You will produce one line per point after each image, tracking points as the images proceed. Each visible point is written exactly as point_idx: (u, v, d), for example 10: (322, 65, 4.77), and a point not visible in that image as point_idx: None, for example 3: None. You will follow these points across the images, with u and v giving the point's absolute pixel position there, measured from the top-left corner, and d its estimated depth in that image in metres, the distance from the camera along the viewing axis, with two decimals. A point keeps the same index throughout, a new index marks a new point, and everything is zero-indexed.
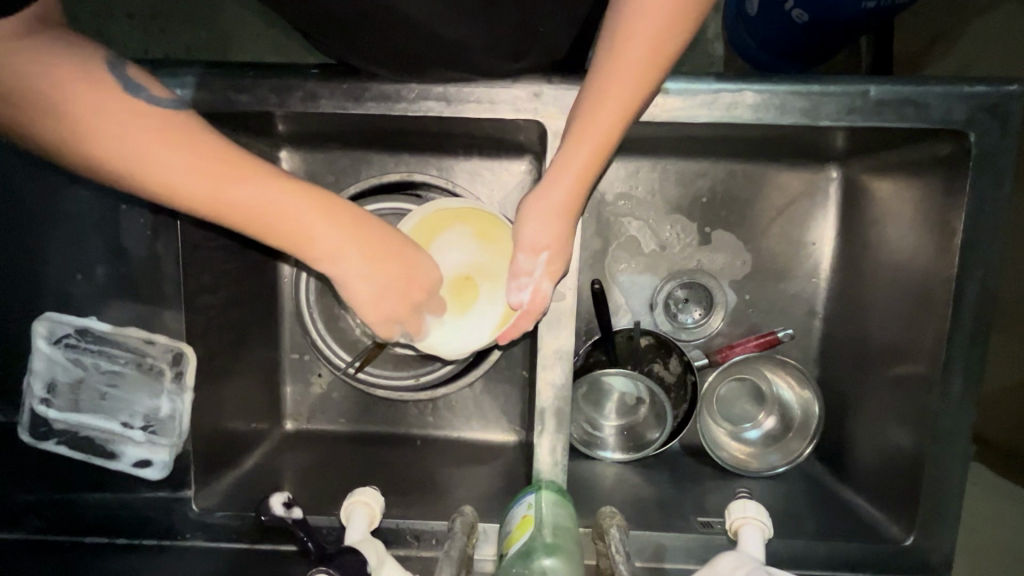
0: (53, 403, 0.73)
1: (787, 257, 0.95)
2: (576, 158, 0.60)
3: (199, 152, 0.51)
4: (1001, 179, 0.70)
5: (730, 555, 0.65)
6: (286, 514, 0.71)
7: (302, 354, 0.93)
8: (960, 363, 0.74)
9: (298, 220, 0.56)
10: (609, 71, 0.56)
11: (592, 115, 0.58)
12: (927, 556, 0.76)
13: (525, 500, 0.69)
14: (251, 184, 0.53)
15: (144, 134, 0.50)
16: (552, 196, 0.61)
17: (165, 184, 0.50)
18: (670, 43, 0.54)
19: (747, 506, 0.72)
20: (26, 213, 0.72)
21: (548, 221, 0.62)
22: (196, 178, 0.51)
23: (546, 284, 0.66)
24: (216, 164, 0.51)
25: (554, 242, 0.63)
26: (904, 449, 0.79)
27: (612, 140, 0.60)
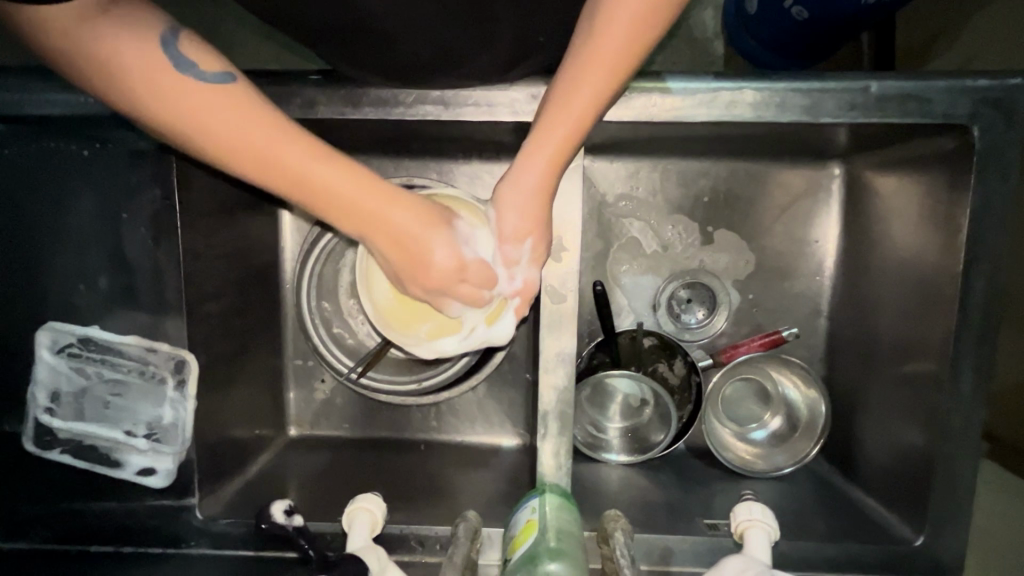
0: (57, 413, 0.74)
1: (790, 256, 0.94)
2: (549, 142, 0.59)
3: (251, 122, 0.51)
4: (1007, 173, 0.69)
5: (736, 559, 0.65)
6: (287, 522, 0.71)
7: (306, 361, 0.94)
8: (968, 361, 0.73)
9: (336, 196, 0.56)
10: (585, 59, 0.55)
11: (566, 101, 0.57)
12: (940, 557, 0.75)
13: (529, 504, 0.69)
14: (294, 158, 0.53)
15: (213, 99, 0.51)
16: (525, 181, 0.61)
17: (229, 139, 0.51)
18: (649, 34, 0.53)
19: (751, 509, 0.71)
20: (29, 225, 0.72)
21: (526, 208, 0.62)
22: (243, 148, 0.52)
23: (533, 270, 0.66)
24: (262, 133, 0.52)
25: (531, 227, 0.63)
26: (916, 448, 0.77)
27: (585, 126, 0.59)
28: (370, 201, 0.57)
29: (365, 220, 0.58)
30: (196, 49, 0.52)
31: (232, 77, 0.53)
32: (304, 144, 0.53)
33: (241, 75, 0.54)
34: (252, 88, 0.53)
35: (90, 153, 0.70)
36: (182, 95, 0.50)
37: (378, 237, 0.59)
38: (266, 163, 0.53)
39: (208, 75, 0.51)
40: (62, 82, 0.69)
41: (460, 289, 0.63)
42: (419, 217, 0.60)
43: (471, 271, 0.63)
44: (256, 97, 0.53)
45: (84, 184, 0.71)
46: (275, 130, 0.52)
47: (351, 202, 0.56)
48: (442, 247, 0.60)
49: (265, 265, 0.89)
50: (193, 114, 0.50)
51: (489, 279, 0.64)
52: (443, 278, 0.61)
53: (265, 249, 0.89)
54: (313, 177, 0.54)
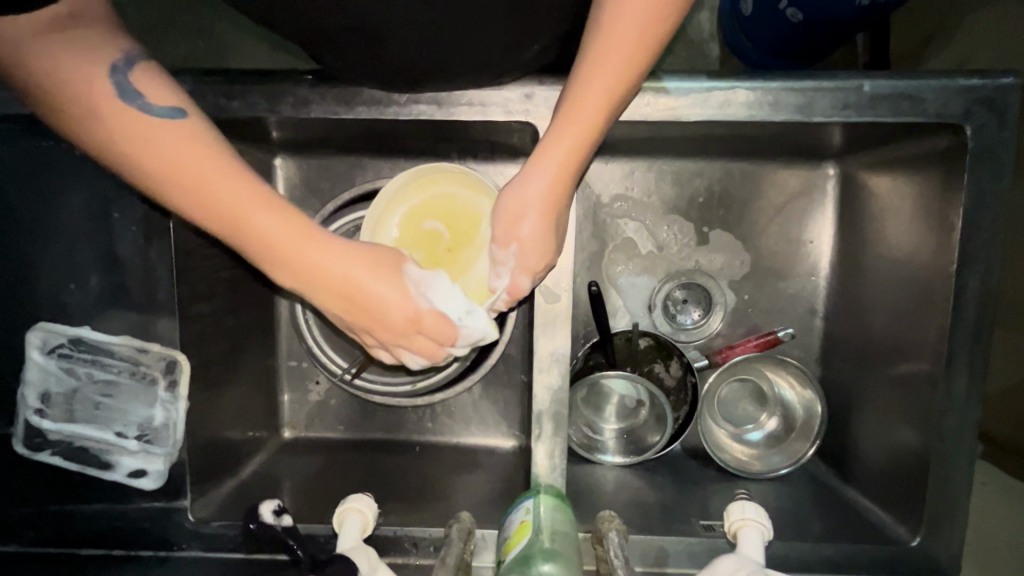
0: (47, 414, 0.73)
1: (785, 256, 0.94)
2: (560, 150, 0.58)
3: (187, 154, 0.51)
4: (1000, 173, 0.69)
5: (731, 558, 0.64)
6: (276, 521, 0.71)
7: (300, 362, 0.93)
8: (963, 360, 0.73)
9: (268, 240, 0.54)
10: (593, 64, 0.55)
11: (575, 108, 0.57)
12: (936, 558, 0.74)
13: (523, 505, 0.69)
14: (227, 195, 0.52)
15: (157, 132, 0.51)
16: (534, 189, 0.60)
17: (165, 171, 0.51)
18: (656, 34, 0.53)
19: (746, 508, 0.71)
20: (19, 224, 0.72)
21: (534, 216, 0.61)
22: (180, 180, 0.51)
23: (524, 277, 0.65)
24: (196, 168, 0.51)
25: (532, 235, 0.62)
26: (911, 449, 0.77)
27: (596, 133, 0.58)
28: (303, 246, 0.55)
29: (304, 263, 0.56)
30: (151, 80, 0.53)
31: (180, 112, 0.53)
32: (241, 181, 0.52)
33: (194, 111, 0.54)
34: (202, 124, 0.53)
35: (82, 151, 0.70)
36: (124, 123, 0.50)
37: (320, 287, 0.57)
38: (195, 196, 0.52)
39: (157, 108, 0.52)
40: None
41: (414, 338, 0.60)
42: (364, 262, 0.58)
43: (426, 322, 0.60)
44: (202, 131, 0.53)
45: (76, 184, 0.71)
46: (210, 165, 0.51)
47: (280, 244, 0.54)
48: (387, 302, 0.58)
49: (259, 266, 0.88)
50: (134, 145, 0.50)
51: (431, 346, 0.61)
52: (393, 326, 0.59)
53: None
54: (245, 218, 0.53)
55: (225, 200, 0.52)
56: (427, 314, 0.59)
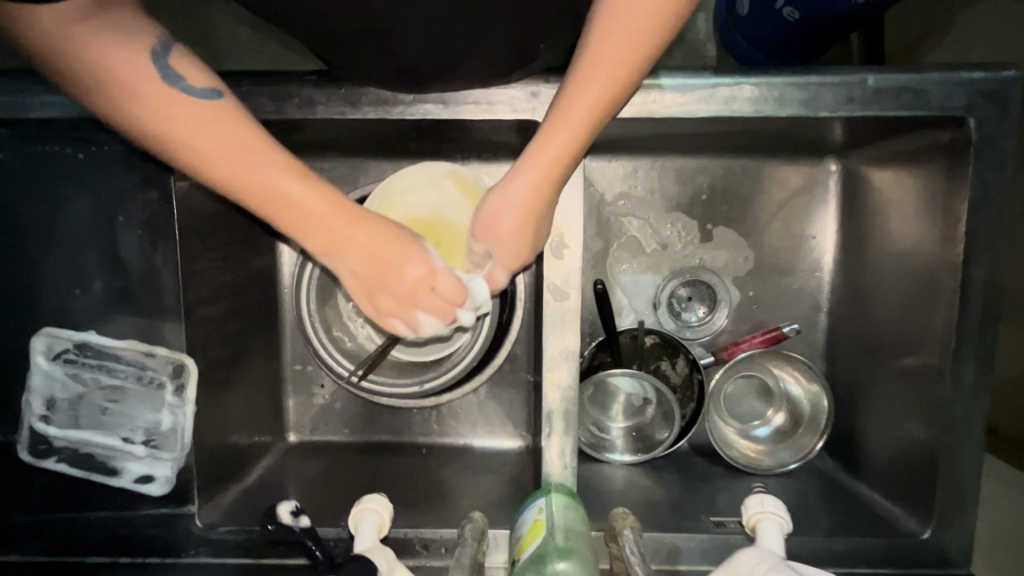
0: (53, 420, 0.72)
1: (788, 252, 0.94)
2: (545, 155, 0.57)
3: (225, 133, 0.50)
4: (1003, 164, 0.70)
5: (751, 551, 0.64)
6: (294, 523, 0.70)
7: (305, 365, 0.93)
8: (970, 352, 0.73)
9: (302, 213, 0.54)
10: (586, 67, 0.54)
11: (564, 113, 0.56)
12: (946, 550, 0.74)
13: (535, 504, 0.68)
14: (262, 174, 0.51)
15: (194, 112, 0.50)
16: (514, 194, 0.60)
17: (203, 149, 0.50)
18: (650, 44, 0.52)
19: (764, 501, 0.70)
20: (21, 229, 0.71)
21: (517, 218, 0.61)
22: (217, 156, 0.50)
23: (502, 272, 0.65)
24: (234, 145, 0.50)
25: (510, 236, 0.62)
26: (918, 442, 0.78)
27: (582, 142, 0.57)
28: (335, 218, 0.55)
29: (334, 235, 0.55)
30: (186, 63, 0.51)
31: (215, 94, 0.52)
32: (275, 160, 0.52)
33: (227, 92, 0.53)
34: (235, 106, 0.52)
35: (86, 156, 0.70)
36: (159, 99, 0.49)
37: (351, 255, 0.56)
38: (228, 174, 0.51)
39: (195, 91, 0.51)
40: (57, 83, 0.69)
41: (428, 304, 0.59)
42: (392, 235, 0.58)
43: (443, 284, 0.59)
44: (236, 112, 0.51)
45: (80, 187, 0.70)
46: (246, 145, 0.51)
47: (314, 217, 0.54)
48: (412, 266, 0.58)
49: (262, 269, 0.88)
50: (172, 120, 0.49)
51: (453, 308, 0.60)
52: (409, 292, 0.58)
53: (262, 252, 0.88)
54: (282, 192, 0.52)
55: (261, 177, 0.51)
56: (441, 279, 0.59)
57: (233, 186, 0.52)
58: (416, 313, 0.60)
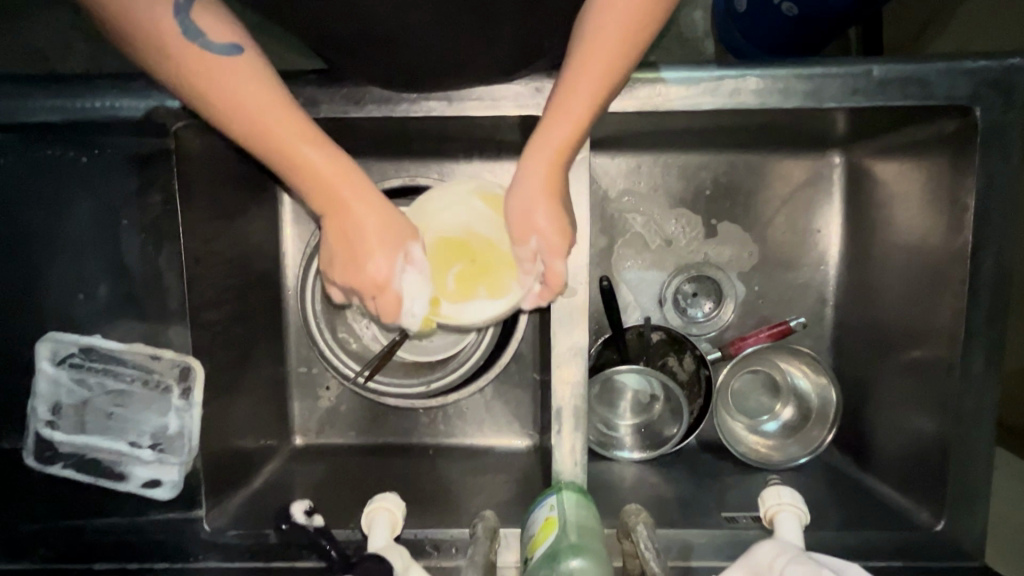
0: (58, 426, 0.71)
1: (793, 246, 0.94)
2: (549, 143, 0.58)
3: (249, 92, 0.50)
4: (1009, 153, 0.69)
5: (769, 544, 0.63)
6: (309, 522, 0.70)
7: (309, 368, 0.92)
8: (980, 342, 0.73)
9: (310, 177, 0.54)
10: (582, 53, 0.54)
11: (564, 99, 0.56)
12: (960, 542, 0.74)
13: (547, 501, 0.68)
14: (282, 134, 0.52)
15: (215, 65, 0.49)
16: (530, 184, 0.60)
17: (220, 100, 0.50)
18: (644, 25, 0.53)
19: (781, 493, 0.70)
20: (24, 233, 0.70)
21: (541, 208, 0.60)
22: (233, 109, 0.50)
23: (557, 263, 0.62)
24: (252, 104, 0.50)
25: (545, 228, 0.60)
26: (929, 433, 0.77)
27: (584, 128, 0.58)
28: (343, 188, 0.55)
29: (325, 204, 0.56)
30: (213, 19, 0.50)
31: (241, 51, 0.50)
32: (298, 125, 0.52)
33: (253, 49, 0.52)
34: (263, 64, 0.52)
35: (89, 159, 0.69)
36: (181, 48, 0.49)
37: (330, 228, 0.57)
38: (247, 128, 0.51)
39: (215, 46, 0.49)
40: (62, 88, 0.69)
41: (371, 302, 0.59)
42: (377, 226, 0.57)
43: (388, 295, 0.59)
44: (266, 73, 0.51)
45: (84, 190, 0.70)
46: (273, 105, 0.51)
47: (321, 184, 0.55)
48: (376, 262, 0.57)
49: (267, 271, 0.88)
50: (192, 68, 0.49)
51: (395, 310, 0.60)
52: (362, 283, 0.58)
53: (266, 255, 0.87)
54: (295, 155, 0.53)
55: (275, 137, 0.52)
56: (395, 287, 0.59)
57: (245, 138, 0.52)
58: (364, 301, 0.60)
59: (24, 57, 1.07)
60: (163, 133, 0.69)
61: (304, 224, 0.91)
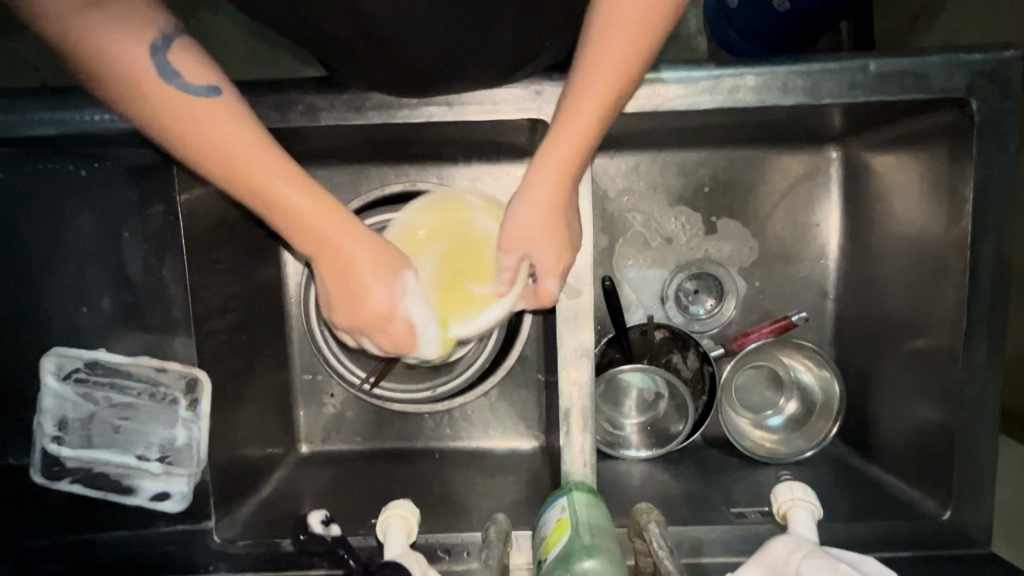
0: (65, 441, 0.71)
1: (794, 240, 0.94)
2: (560, 152, 0.57)
3: (224, 131, 0.49)
4: (1007, 143, 0.70)
5: (784, 539, 0.63)
6: (326, 531, 0.70)
7: (313, 375, 0.92)
8: (983, 331, 0.73)
9: (296, 217, 0.53)
10: (590, 62, 0.54)
11: (571, 110, 0.55)
12: (968, 531, 0.74)
13: (557, 503, 0.68)
14: (261, 174, 0.50)
15: (190, 107, 0.49)
16: (535, 199, 0.58)
17: (195, 139, 0.49)
18: (652, 36, 0.52)
19: (793, 489, 0.71)
20: (25, 249, 0.70)
21: (538, 224, 0.59)
22: (210, 151, 0.49)
23: (552, 281, 0.61)
24: (229, 143, 0.49)
25: (543, 245, 0.60)
26: (934, 424, 0.78)
27: (593, 137, 0.57)
28: (336, 224, 0.55)
29: (317, 243, 0.55)
30: (188, 60, 0.50)
31: (215, 91, 0.50)
32: (276, 160, 0.51)
33: (227, 88, 0.51)
34: (236, 101, 0.51)
35: (88, 172, 0.69)
36: (155, 89, 0.48)
37: (326, 268, 0.57)
38: (226, 172, 0.50)
39: (192, 87, 0.49)
40: (59, 101, 0.69)
41: (381, 336, 0.60)
42: (371, 259, 0.57)
43: (396, 325, 0.59)
44: (242, 111, 0.51)
45: (85, 204, 0.69)
46: (247, 145, 0.50)
47: (312, 223, 0.54)
48: (374, 297, 0.57)
49: (269, 280, 0.87)
50: (168, 114, 0.49)
51: (407, 343, 0.61)
52: (368, 319, 0.58)
53: (268, 263, 0.87)
54: (277, 195, 0.52)
55: (254, 177, 0.50)
56: (400, 318, 0.59)
57: (226, 182, 0.52)
58: (372, 336, 0.60)
59: (17, 70, 1.06)
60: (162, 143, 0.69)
61: None
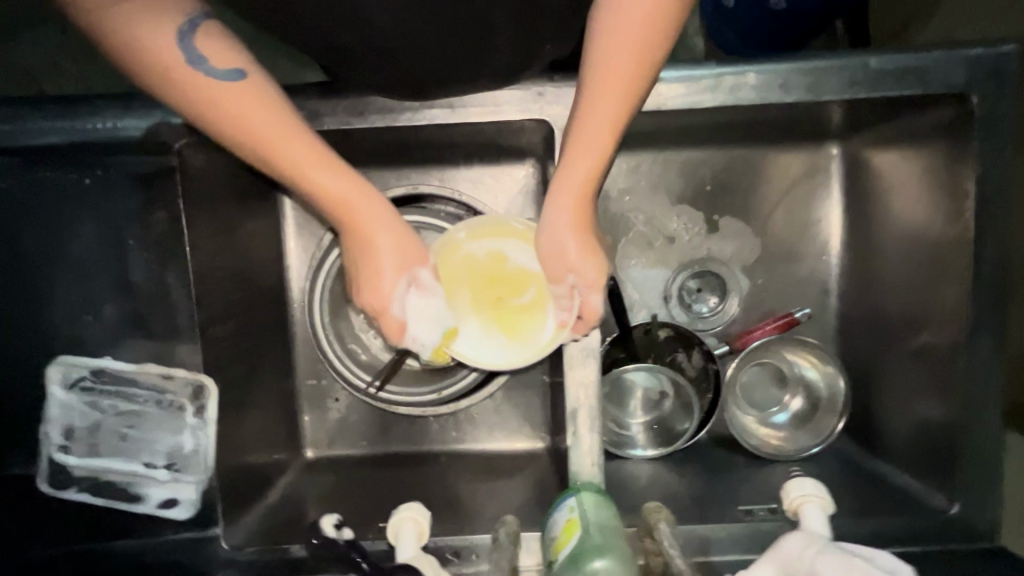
0: (71, 450, 0.71)
1: (795, 238, 0.95)
2: (575, 180, 0.58)
3: (258, 117, 0.51)
4: (1007, 137, 0.71)
5: (796, 535, 0.63)
6: (338, 535, 0.69)
7: (318, 380, 0.92)
8: (987, 324, 0.74)
9: (327, 199, 0.56)
10: (597, 87, 0.54)
11: (582, 136, 0.56)
12: (977, 525, 0.74)
13: (566, 503, 0.67)
14: (296, 160, 0.53)
15: (222, 92, 0.50)
16: (560, 225, 0.61)
17: (229, 124, 0.51)
18: (654, 51, 0.53)
19: (805, 485, 0.72)
20: (29, 258, 0.70)
21: (571, 245, 0.62)
22: (246, 136, 0.51)
23: (594, 297, 0.65)
24: (263, 129, 0.51)
25: (578, 263, 0.63)
26: (940, 418, 0.78)
27: (606, 159, 0.58)
28: (369, 207, 0.57)
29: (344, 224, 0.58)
30: (213, 42, 0.50)
31: (244, 74, 0.51)
32: (309, 147, 0.53)
33: (254, 71, 0.52)
34: (266, 84, 0.52)
35: (92, 180, 0.69)
36: (185, 75, 0.49)
37: (351, 246, 0.60)
38: (261, 155, 0.53)
39: (219, 72, 0.50)
40: (62, 110, 0.69)
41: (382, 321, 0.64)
42: (395, 241, 0.60)
43: (387, 322, 0.63)
44: (270, 94, 0.52)
45: (88, 212, 0.69)
46: (282, 132, 0.52)
47: (347, 205, 0.56)
48: (388, 280, 0.61)
49: (272, 285, 0.87)
50: (200, 99, 0.50)
51: (393, 332, 0.64)
52: (382, 299, 0.62)
53: (272, 268, 0.87)
54: (310, 180, 0.54)
55: (288, 163, 0.53)
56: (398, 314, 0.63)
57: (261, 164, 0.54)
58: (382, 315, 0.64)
59: (15, 79, 1.06)
60: (163, 151, 0.70)
61: (307, 237, 0.91)
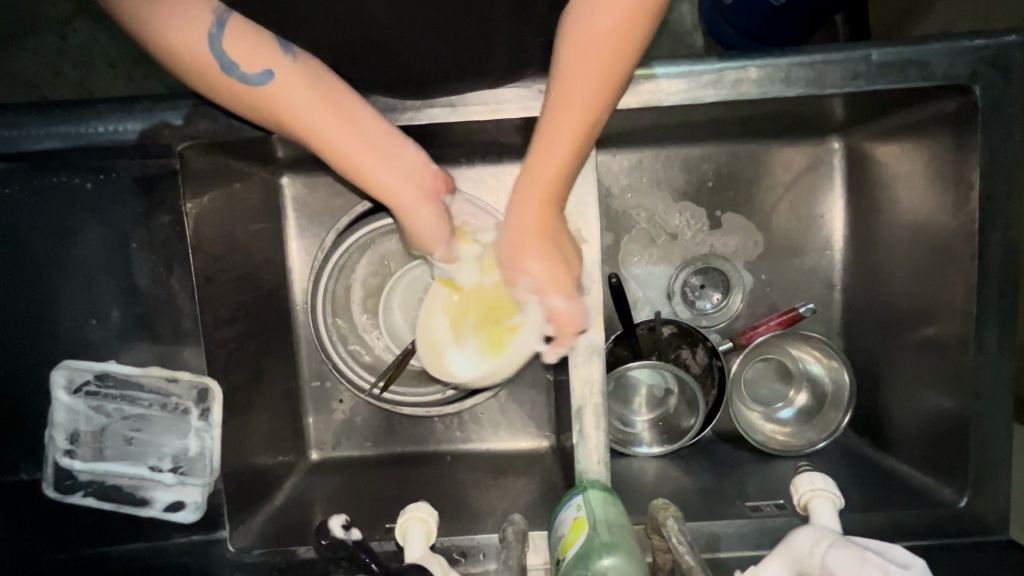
0: (77, 454, 0.71)
1: (798, 232, 0.95)
2: (541, 174, 0.59)
3: (291, 104, 0.60)
4: (1012, 128, 0.70)
5: (807, 530, 0.63)
6: (345, 535, 0.68)
7: (322, 382, 0.92)
8: (993, 317, 0.73)
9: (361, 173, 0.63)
10: (564, 81, 0.56)
11: (550, 128, 0.58)
12: (986, 519, 0.74)
13: (573, 501, 0.67)
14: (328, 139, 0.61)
15: (261, 85, 0.59)
16: (521, 217, 0.60)
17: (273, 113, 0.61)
18: (623, 48, 0.54)
19: (812, 479, 0.71)
20: (31, 263, 0.70)
21: (529, 241, 0.59)
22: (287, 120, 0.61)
23: (557, 300, 0.60)
24: (298, 112, 0.60)
25: (536, 262, 0.59)
26: (947, 412, 0.78)
27: (575, 153, 0.59)
28: (396, 186, 0.63)
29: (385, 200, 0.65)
30: (240, 43, 0.58)
31: (272, 72, 0.59)
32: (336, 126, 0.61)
33: (280, 65, 0.60)
34: (295, 71, 0.60)
35: (94, 185, 0.69)
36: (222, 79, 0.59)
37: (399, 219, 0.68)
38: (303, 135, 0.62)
39: (251, 74, 0.59)
40: (62, 114, 0.69)
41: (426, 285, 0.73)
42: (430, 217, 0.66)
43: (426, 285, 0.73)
44: (298, 82, 0.60)
45: (91, 216, 0.69)
46: (313, 113, 0.60)
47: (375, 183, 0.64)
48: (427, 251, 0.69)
49: (275, 287, 0.87)
50: (246, 96, 0.60)
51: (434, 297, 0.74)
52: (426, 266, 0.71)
53: (275, 270, 0.87)
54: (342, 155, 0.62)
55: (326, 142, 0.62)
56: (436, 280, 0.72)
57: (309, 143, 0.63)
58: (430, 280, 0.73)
59: (15, 85, 1.06)
60: (167, 154, 0.69)
61: (309, 238, 0.91)
